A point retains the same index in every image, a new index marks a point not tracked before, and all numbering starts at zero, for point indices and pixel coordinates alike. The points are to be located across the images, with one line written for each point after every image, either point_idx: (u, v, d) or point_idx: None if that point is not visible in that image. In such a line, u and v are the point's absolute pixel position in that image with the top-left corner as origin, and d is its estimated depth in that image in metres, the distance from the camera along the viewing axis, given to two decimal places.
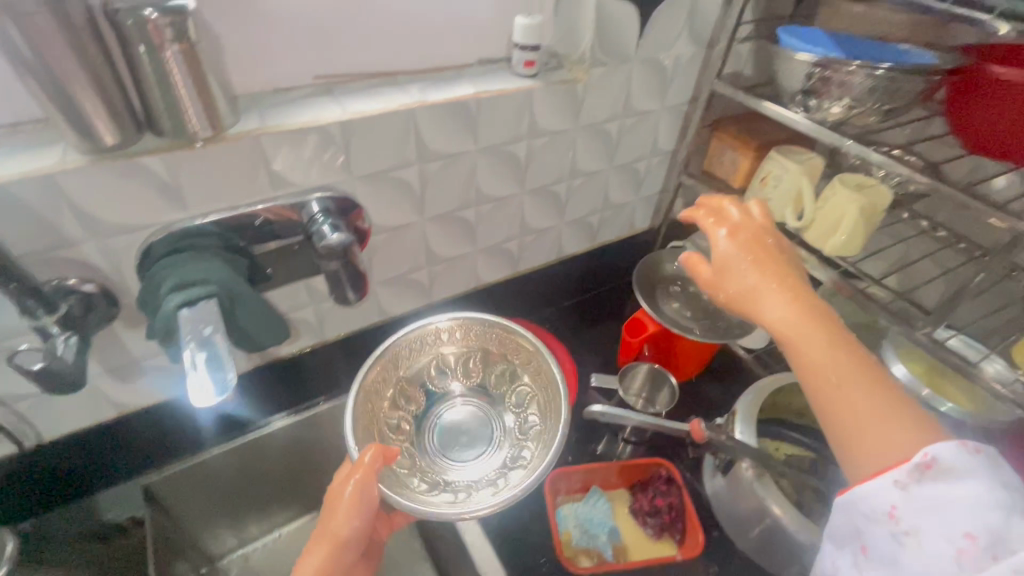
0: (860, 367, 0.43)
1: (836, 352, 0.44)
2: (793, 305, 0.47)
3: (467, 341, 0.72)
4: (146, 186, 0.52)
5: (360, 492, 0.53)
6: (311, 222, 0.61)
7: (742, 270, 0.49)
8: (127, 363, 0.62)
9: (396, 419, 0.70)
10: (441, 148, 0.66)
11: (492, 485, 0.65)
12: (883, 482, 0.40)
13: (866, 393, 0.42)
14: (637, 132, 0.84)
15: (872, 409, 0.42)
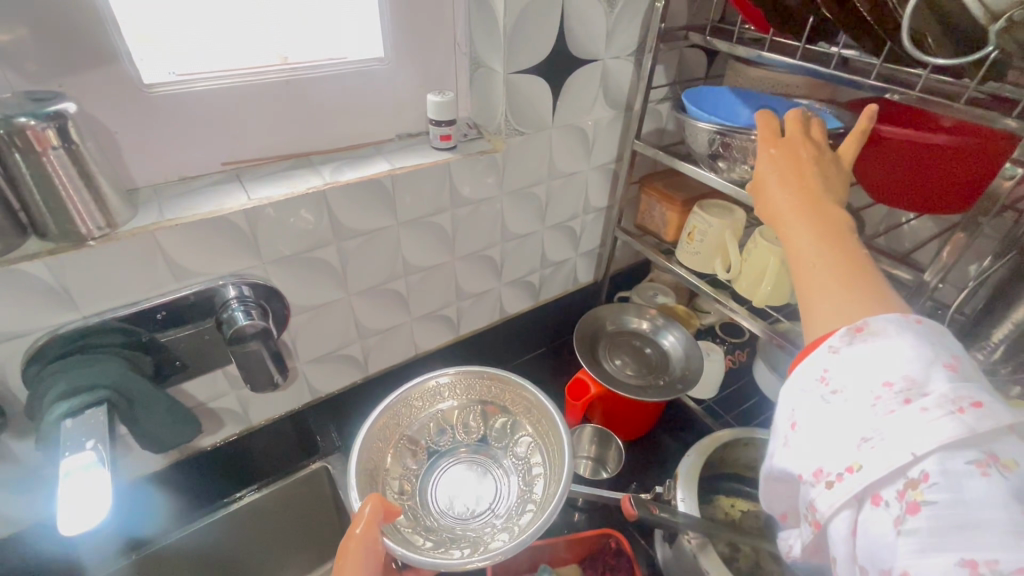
0: (839, 262, 0.39)
1: (828, 244, 0.41)
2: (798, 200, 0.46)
3: (470, 394, 0.69)
4: (29, 290, 0.49)
5: (364, 548, 0.48)
6: (223, 307, 0.59)
7: (762, 174, 0.51)
8: (20, 474, 0.57)
9: (397, 480, 0.64)
10: (359, 226, 0.66)
11: (502, 536, 0.58)
12: (819, 348, 0.36)
13: (834, 279, 0.39)
14: (566, 192, 0.85)
15: (835, 296, 0.38)
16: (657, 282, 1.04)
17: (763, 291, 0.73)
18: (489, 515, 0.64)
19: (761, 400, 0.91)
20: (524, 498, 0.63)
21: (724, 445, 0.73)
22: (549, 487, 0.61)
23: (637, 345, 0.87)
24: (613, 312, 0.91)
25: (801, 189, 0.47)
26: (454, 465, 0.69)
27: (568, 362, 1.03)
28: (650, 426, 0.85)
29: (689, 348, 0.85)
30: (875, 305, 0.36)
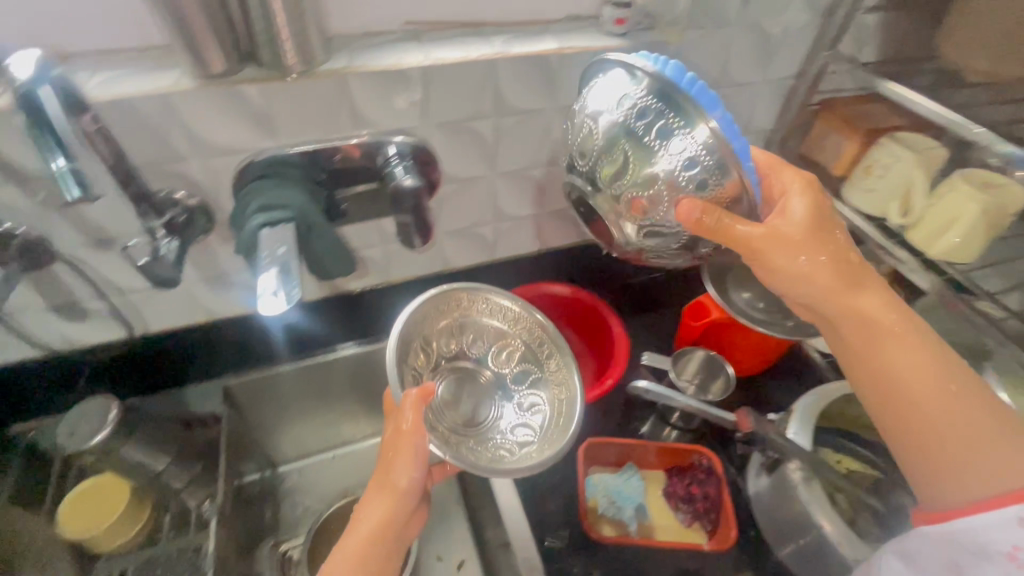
0: (936, 378, 0.48)
1: (916, 355, 0.49)
2: (884, 307, 0.51)
3: (467, 311, 0.70)
4: (244, 113, 0.56)
5: (415, 441, 0.54)
6: (386, 164, 0.64)
7: (806, 250, 0.51)
8: (219, 274, 0.70)
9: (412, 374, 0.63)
10: (518, 104, 0.66)
11: (500, 452, 0.63)
12: (1006, 521, 0.41)
13: (953, 400, 0.47)
14: (731, 104, 0.78)
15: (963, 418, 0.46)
16: None
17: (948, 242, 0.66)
18: (482, 429, 0.67)
19: None
20: (518, 423, 0.68)
21: (849, 396, 0.68)
22: (552, 420, 0.67)
23: None
24: None
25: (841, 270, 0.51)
26: (459, 378, 0.71)
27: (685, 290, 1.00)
28: (761, 367, 0.82)
29: None
30: (970, 417, 0.46)
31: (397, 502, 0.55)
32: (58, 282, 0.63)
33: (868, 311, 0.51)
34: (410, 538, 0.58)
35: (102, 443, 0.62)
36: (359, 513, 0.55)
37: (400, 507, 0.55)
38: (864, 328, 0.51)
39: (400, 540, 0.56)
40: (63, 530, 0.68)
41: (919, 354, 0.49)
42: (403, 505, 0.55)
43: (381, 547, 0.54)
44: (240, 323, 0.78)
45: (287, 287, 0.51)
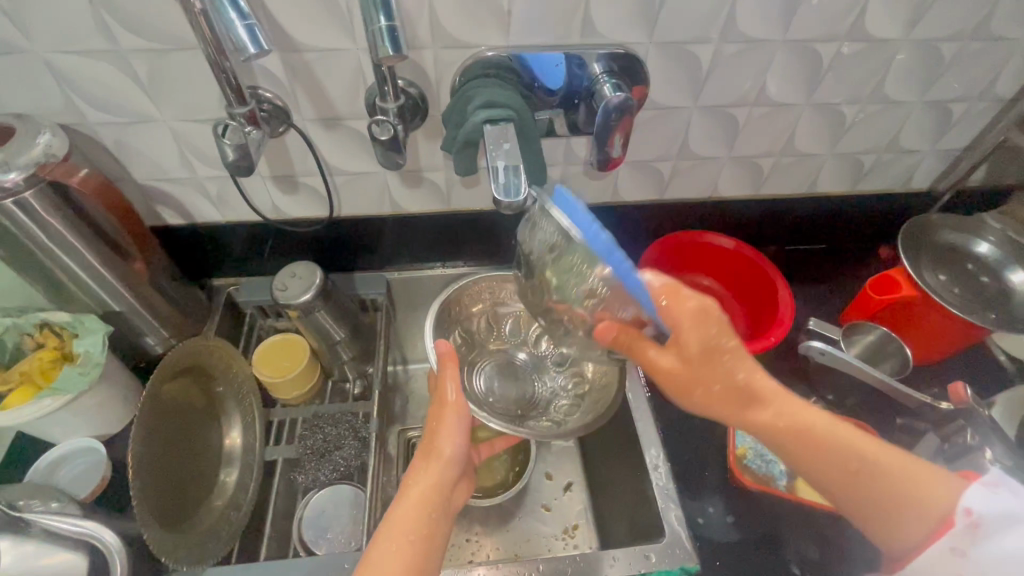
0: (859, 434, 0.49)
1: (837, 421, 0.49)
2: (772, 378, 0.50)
3: (500, 295, 0.81)
4: (486, 5, 0.57)
5: (459, 410, 0.58)
6: (594, 82, 0.63)
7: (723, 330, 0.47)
8: (414, 170, 0.74)
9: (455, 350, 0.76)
10: (747, 31, 0.62)
11: (546, 419, 0.74)
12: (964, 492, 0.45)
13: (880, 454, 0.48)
14: (976, 62, 0.69)
15: (887, 473, 0.47)
16: (1013, 217, 0.85)
17: None
18: (528, 402, 0.78)
19: None
20: (558, 394, 0.78)
21: None
22: (586, 389, 0.75)
23: (971, 269, 0.74)
24: (954, 224, 0.76)
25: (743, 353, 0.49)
26: (499, 359, 0.82)
27: (847, 268, 0.94)
28: (941, 357, 0.75)
29: None
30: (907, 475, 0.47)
31: (443, 468, 0.55)
32: (285, 154, 0.70)
33: (763, 391, 0.50)
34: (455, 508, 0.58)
35: (308, 303, 0.70)
36: (409, 480, 0.55)
37: (446, 474, 0.55)
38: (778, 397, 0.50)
39: (447, 506, 0.56)
40: (258, 369, 0.78)
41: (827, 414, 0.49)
42: (449, 472, 0.56)
43: (430, 512, 0.53)
44: (416, 221, 0.83)
45: (518, 180, 0.53)
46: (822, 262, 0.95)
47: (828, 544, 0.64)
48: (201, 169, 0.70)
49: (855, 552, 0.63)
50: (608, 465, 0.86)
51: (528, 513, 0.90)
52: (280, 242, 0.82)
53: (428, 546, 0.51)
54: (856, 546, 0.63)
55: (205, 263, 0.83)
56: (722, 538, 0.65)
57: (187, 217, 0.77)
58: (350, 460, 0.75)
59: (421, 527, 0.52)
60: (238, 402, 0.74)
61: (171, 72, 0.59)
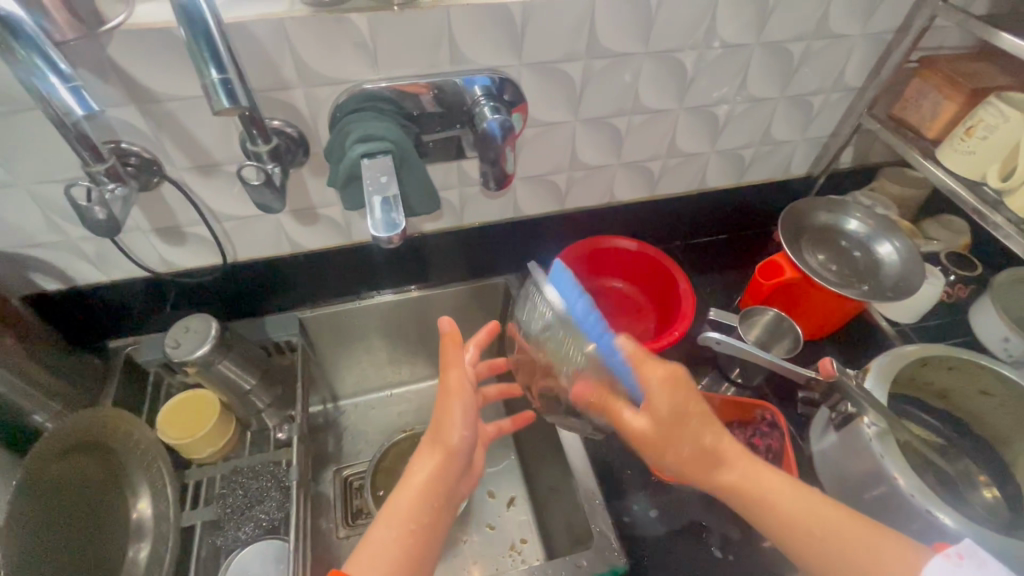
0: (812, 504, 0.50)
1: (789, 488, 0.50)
2: (736, 457, 0.52)
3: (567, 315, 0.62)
4: (348, 41, 0.57)
5: (463, 396, 0.54)
6: (474, 105, 0.63)
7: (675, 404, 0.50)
8: (308, 207, 0.73)
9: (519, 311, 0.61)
10: (610, 46, 0.65)
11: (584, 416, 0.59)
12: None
13: (826, 519, 0.49)
14: (824, 58, 0.76)
15: (832, 533, 0.48)
16: (879, 193, 0.92)
17: None
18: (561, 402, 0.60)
19: (969, 343, 0.81)
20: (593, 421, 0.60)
21: (927, 360, 0.66)
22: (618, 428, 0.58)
23: (844, 246, 0.80)
24: (827, 205, 0.83)
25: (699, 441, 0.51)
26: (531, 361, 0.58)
27: (747, 254, 1.00)
28: (830, 329, 0.81)
29: (914, 259, 0.75)
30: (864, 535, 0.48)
31: (447, 459, 0.53)
32: (164, 204, 0.67)
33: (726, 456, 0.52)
34: (462, 491, 0.57)
35: (204, 355, 0.68)
36: (412, 469, 0.53)
37: (451, 464, 0.53)
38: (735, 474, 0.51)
39: (452, 494, 0.55)
40: (162, 431, 0.74)
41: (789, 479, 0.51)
42: (453, 462, 0.54)
43: (433, 503, 0.52)
44: (320, 257, 0.81)
45: (393, 214, 0.53)
46: (725, 251, 1.01)
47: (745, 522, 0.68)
48: (72, 229, 0.66)
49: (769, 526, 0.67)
50: (545, 475, 0.87)
51: (472, 533, 0.89)
52: (177, 294, 0.78)
53: (428, 539, 0.51)
54: None
55: (94, 327, 0.78)
56: (648, 532, 0.67)
57: (67, 281, 0.72)
58: (273, 513, 0.73)
59: (418, 519, 0.52)
60: (144, 468, 0.67)
61: (16, 133, 0.55)
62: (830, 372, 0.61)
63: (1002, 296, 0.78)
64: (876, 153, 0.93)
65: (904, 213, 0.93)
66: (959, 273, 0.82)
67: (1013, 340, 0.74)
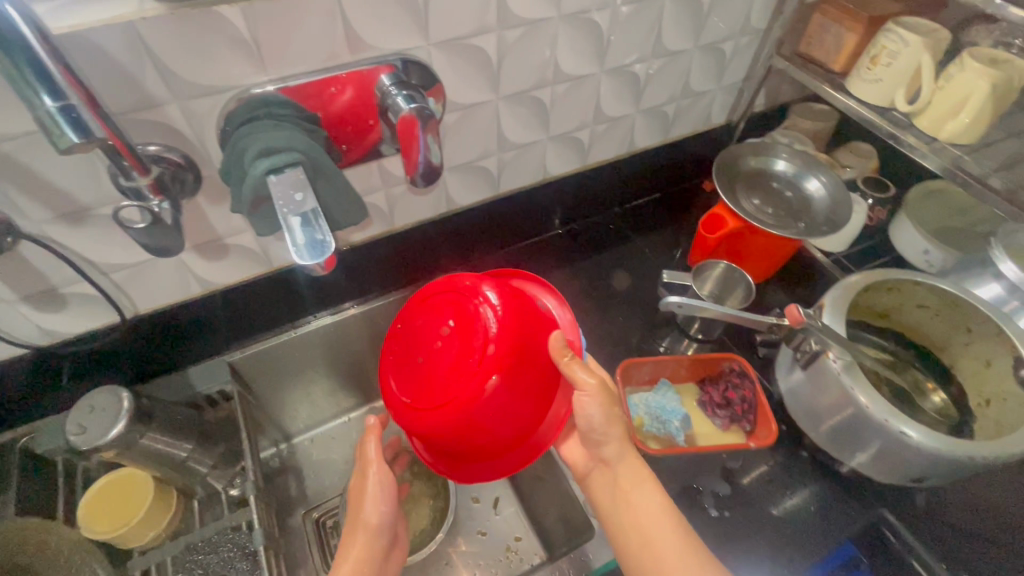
0: (669, 518, 0.54)
1: (661, 504, 0.55)
2: (639, 475, 0.56)
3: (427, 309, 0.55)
4: (223, 40, 0.48)
5: (383, 478, 0.58)
6: (386, 96, 0.57)
7: (594, 410, 0.53)
8: (212, 239, 0.63)
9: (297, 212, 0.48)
10: (522, 13, 0.60)
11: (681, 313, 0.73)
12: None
13: (671, 533, 0.53)
14: (730, 3, 0.75)
15: (674, 544, 0.52)
16: (794, 130, 0.95)
17: (956, 124, 0.67)
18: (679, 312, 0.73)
19: (895, 259, 0.86)
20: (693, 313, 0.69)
21: (871, 286, 0.69)
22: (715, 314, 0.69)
23: (776, 188, 0.81)
24: (753, 151, 0.84)
25: (632, 459, 0.57)
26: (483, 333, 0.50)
27: (683, 209, 1.01)
28: (774, 269, 0.83)
29: (839, 192, 0.78)
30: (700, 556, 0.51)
31: (370, 536, 0.57)
32: (28, 267, 0.55)
33: (620, 465, 0.57)
34: (389, 570, 0.61)
35: (122, 434, 0.58)
36: (340, 553, 0.57)
37: (373, 542, 0.57)
38: (633, 482, 0.56)
39: (380, 567, 0.59)
40: (85, 528, 0.63)
41: (659, 502, 0.55)
42: (377, 538, 0.58)
43: None
44: (239, 292, 0.72)
45: (316, 235, 0.47)
46: (661, 208, 1.01)
47: (729, 473, 0.71)
48: None
49: (751, 474, 0.71)
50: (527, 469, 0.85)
51: (465, 544, 0.84)
52: (71, 366, 0.66)
53: None
54: (750, 467, 0.71)
55: None
56: None
57: None
58: None
59: None
60: None
61: None
62: (798, 318, 0.63)
63: (915, 211, 0.83)
64: (785, 92, 0.96)
65: (818, 146, 0.96)
66: (876, 196, 0.86)
67: (934, 250, 0.79)
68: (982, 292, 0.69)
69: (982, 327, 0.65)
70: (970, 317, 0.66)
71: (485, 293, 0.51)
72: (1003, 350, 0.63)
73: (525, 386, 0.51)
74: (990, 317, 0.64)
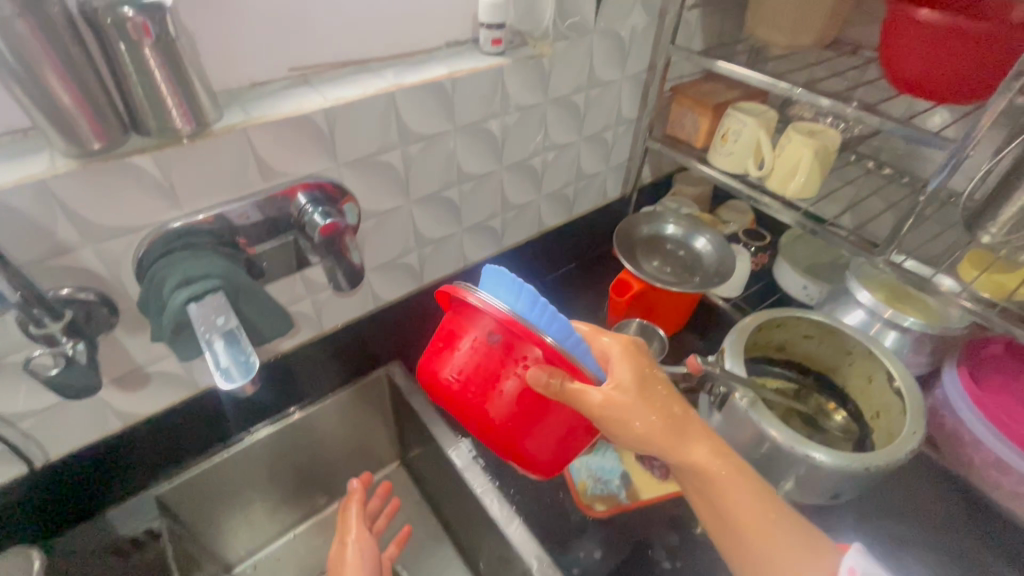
0: (761, 501, 0.52)
1: (752, 495, 0.52)
2: (714, 469, 0.53)
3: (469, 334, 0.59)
4: (139, 186, 0.52)
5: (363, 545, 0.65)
6: (302, 214, 0.61)
7: (635, 415, 0.51)
8: (132, 370, 0.62)
9: (220, 330, 0.50)
10: (420, 129, 0.68)
11: None
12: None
13: (770, 525, 0.51)
14: (603, 101, 0.88)
15: (786, 531, 0.51)
16: (680, 196, 1.08)
17: (797, 182, 0.79)
18: None
19: (783, 297, 0.97)
20: None
21: (762, 326, 0.78)
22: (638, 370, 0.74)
23: (671, 249, 0.92)
24: (646, 219, 0.95)
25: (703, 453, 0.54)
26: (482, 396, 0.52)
27: (598, 274, 1.09)
28: (683, 320, 0.92)
29: (723, 247, 0.90)
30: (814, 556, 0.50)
31: None
32: None
33: (691, 459, 0.53)
34: None
35: None
36: None
37: None
38: (718, 482, 0.53)
39: None
40: None
41: (752, 494, 0.52)
42: None
43: None
44: (164, 419, 0.69)
45: (239, 355, 0.49)
46: (580, 276, 1.09)
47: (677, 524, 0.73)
48: None
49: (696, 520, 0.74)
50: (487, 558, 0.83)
51: None
52: None
53: None
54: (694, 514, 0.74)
55: None
56: None
57: None
58: None
59: None
60: None
61: None
62: (698, 367, 0.69)
63: (789, 254, 0.96)
64: (666, 165, 1.10)
65: (703, 207, 1.10)
66: (757, 245, 0.98)
67: (811, 285, 0.91)
68: (850, 318, 0.80)
69: (857, 348, 0.75)
70: (845, 342, 0.76)
71: (448, 374, 0.53)
72: (878, 367, 0.73)
73: (545, 422, 0.53)
74: (858, 338, 0.75)
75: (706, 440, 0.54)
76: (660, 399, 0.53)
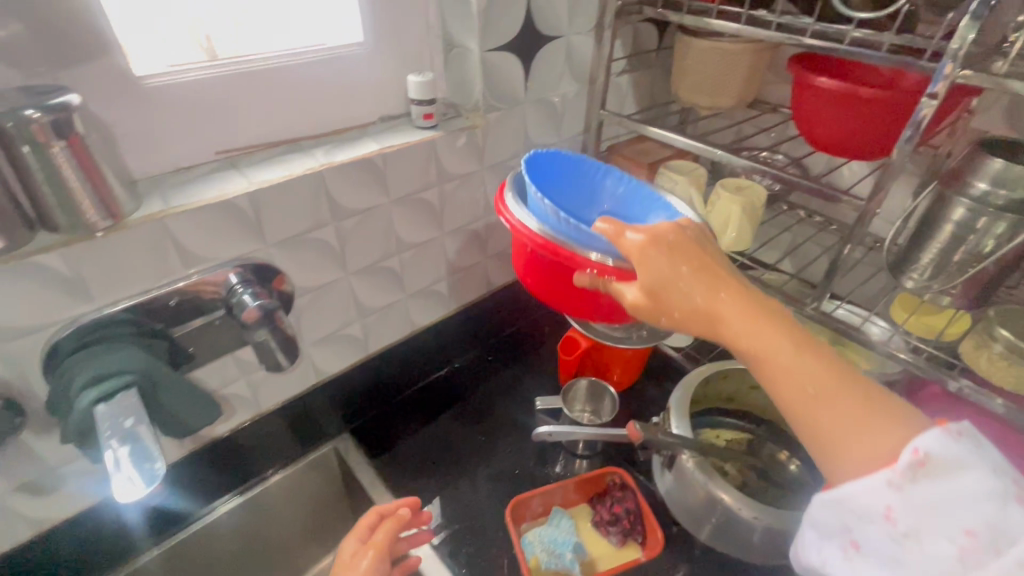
0: (813, 363, 0.45)
1: (807, 361, 0.45)
2: (757, 333, 0.47)
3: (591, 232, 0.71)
4: (44, 284, 0.50)
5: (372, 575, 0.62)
6: (231, 293, 0.60)
7: (672, 294, 0.50)
8: (42, 473, 0.58)
9: (130, 433, 0.48)
10: (353, 205, 0.68)
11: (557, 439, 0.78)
12: (873, 484, 0.40)
13: (822, 387, 0.44)
14: None
15: (839, 397, 0.44)
16: None
17: (728, 237, 0.82)
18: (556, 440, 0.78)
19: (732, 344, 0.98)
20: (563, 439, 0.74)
21: (708, 379, 0.79)
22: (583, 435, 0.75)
23: None
24: None
25: (743, 315, 0.48)
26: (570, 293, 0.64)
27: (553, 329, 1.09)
28: (636, 374, 0.92)
29: None
30: (879, 428, 0.42)
31: None
32: None
33: (728, 320, 0.48)
34: None
35: None
36: None
37: None
38: (760, 346, 0.47)
39: None
40: None
41: (802, 360, 0.45)
42: None
43: None
44: (83, 521, 0.64)
45: (145, 457, 0.46)
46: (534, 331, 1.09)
47: None
48: None
49: None
50: None
51: None
52: None
53: None
54: None
55: None
56: None
57: None
58: None
59: None
60: None
61: None
62: (637, 434, 0.68)
63: None
64: None
65: None
66: None
67: None
68: None
69: None
70: None
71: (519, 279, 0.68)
72: None
73: (600, 306, 0.63)
74: None
75: (744, 304, 0.48)
76: (694, 270, 0.50)
